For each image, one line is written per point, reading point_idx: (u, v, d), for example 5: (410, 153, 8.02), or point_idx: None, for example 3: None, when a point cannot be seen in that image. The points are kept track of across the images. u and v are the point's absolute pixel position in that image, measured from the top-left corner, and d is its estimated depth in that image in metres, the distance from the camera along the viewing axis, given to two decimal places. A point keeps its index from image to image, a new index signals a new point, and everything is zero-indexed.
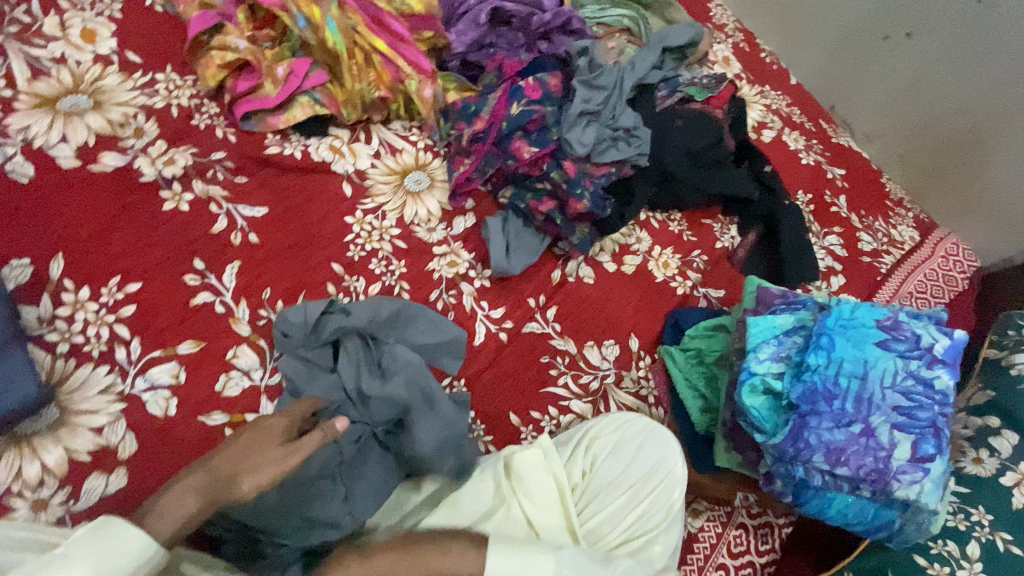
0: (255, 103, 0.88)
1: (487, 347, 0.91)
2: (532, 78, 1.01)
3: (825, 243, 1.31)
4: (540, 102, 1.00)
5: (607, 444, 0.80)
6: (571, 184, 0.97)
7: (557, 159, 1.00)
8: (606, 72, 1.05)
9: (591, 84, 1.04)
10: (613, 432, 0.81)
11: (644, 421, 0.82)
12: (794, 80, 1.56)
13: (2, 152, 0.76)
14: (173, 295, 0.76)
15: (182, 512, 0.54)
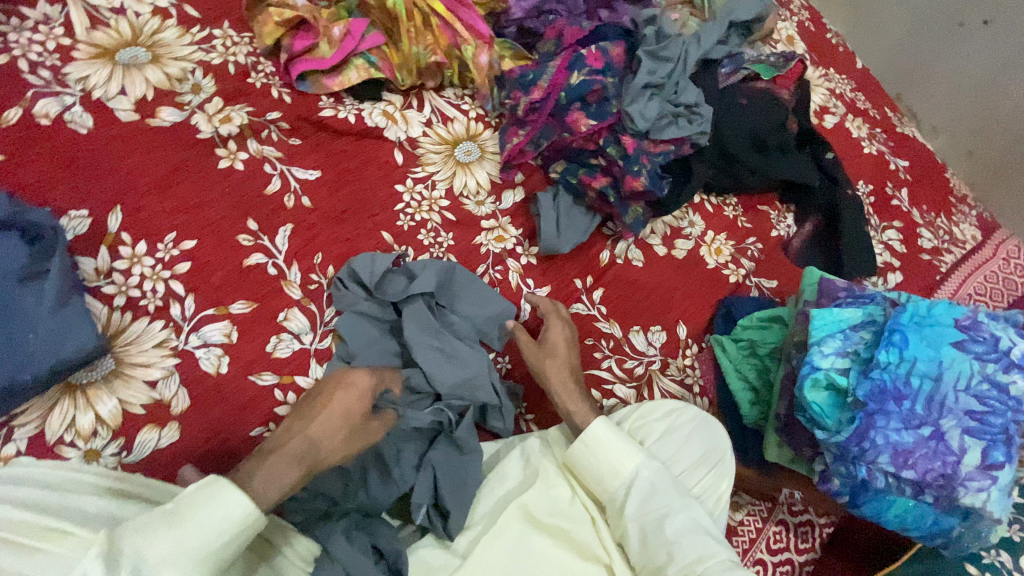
0: (312, 63, 0.87)
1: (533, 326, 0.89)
2: (594, 47, 0.97)
3: (883, 237, 1.24)
4: (602, 72, 0.96)
5: (654, 430, 0.78)
6: (628, 161, 0.94)
7: (615, 134, 0.96)
8: (673, 44, 1.00)
9: (655, 55, 0.99)
10: (661, 420, 0.78)
11: (694, 412, 0.79)
12: (859, 64, 1.48)
13: (62, 102, 0.75)
14: (227, 255, 0.76)
15: (285, 481, 0.56)
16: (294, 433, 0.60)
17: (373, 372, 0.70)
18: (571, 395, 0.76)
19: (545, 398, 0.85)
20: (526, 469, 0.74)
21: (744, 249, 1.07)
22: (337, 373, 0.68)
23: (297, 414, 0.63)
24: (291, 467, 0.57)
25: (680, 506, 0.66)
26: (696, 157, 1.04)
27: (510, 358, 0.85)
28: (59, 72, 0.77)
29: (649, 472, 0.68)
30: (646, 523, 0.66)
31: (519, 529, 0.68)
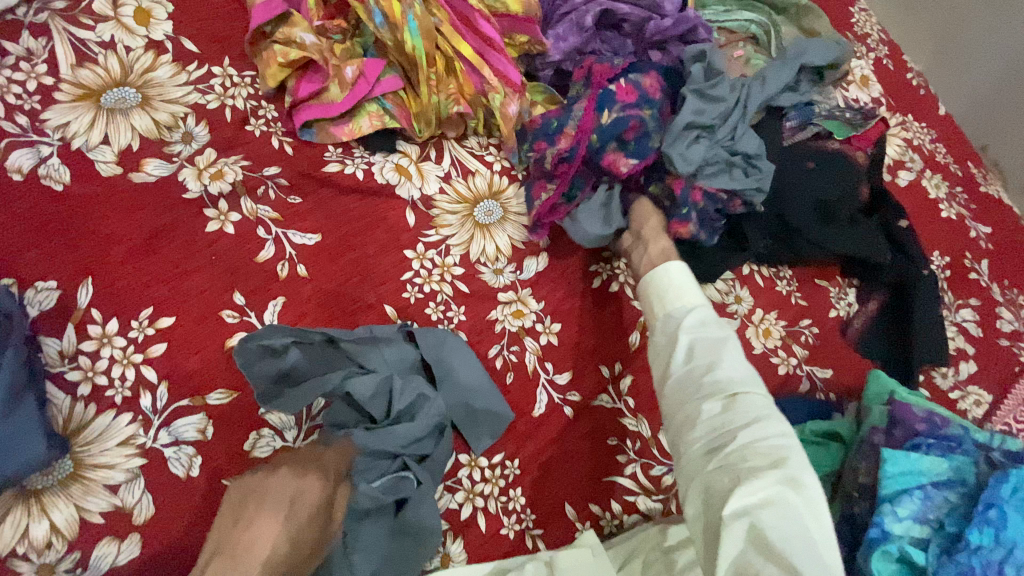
0: (317, 110, 0.77)
1: (549, 421, 0.78)
2: (626, 81, 0.84)
3: (957, 318, 1.09)
4: (637, 106, 0.83)
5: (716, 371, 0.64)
6: (675, 206, 0.83)
7: (658, 173, 0.86)
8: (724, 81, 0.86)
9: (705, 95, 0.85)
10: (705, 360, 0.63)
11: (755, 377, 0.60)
12: (941, 109, 1.30)
13: (37, 152, 0.67)
14: (209, 335, 0.67)
15: None
16: None
17: (324, 475, 0.57)
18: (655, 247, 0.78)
19: (557, 510, 0.74)
20: None
21: (796, 333, 0.94)
22: (260, 477, 0.55)
23: (224, 555, 0.46)
24: None
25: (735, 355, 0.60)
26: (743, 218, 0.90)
27: (519, 462, 0.75)
28: (36, 117, 0.69)
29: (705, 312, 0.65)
30: (698, 343, 0.62)
31: None
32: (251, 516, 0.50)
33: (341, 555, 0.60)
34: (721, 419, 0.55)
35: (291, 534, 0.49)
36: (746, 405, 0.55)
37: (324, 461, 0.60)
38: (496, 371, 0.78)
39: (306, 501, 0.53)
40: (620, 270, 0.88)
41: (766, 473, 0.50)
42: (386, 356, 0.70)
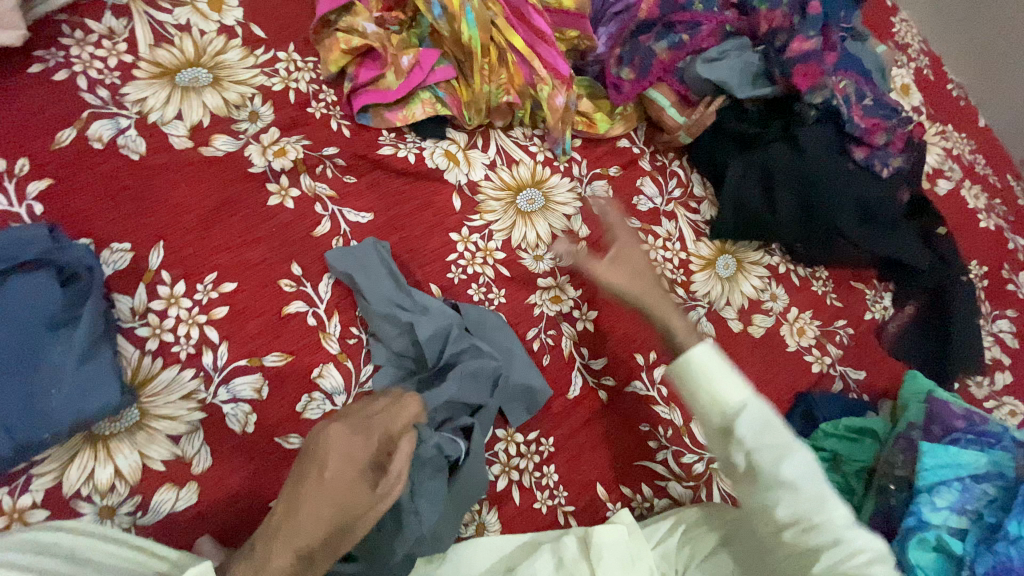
0: (375, 96, 0.80)
1: (583, 404, 0.80)
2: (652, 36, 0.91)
3: (994, 328, 1.08)
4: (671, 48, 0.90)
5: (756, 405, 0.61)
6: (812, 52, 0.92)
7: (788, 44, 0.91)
8: (730, 53, 0.91)
9: (711, 59, 0.90)
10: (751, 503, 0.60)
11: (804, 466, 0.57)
12: (982, 121, 1.30)
13: (117, 123, 0.72)
14: (267, 301, 0.71)
15: None
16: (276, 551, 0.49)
17: (373, 436, 0.53)
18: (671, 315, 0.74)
19: (589, 490, 0.76)
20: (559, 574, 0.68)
21: (831, 333, 0.94)
22: (318, 428, 0.54)
23: (281, 509, 0.51)
24: None
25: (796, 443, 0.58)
26: (782, 175, 0.91)
27: (554, 441, 0.77)
28: (116, 91, 0.73)
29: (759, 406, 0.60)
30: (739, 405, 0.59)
31: None
32: (301, 476, 0.51)
33: (408, 501, 0.62)
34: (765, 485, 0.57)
35: (333, 506, 0.50)
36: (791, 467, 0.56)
37: (378, 417, 0.55)
38: (534, 352, 0.80)
39: (351, 475, 0.51)
40: (657, 263, 0.90)
41: (819, 532, 0.54)
42: (433, 309, 0.74)
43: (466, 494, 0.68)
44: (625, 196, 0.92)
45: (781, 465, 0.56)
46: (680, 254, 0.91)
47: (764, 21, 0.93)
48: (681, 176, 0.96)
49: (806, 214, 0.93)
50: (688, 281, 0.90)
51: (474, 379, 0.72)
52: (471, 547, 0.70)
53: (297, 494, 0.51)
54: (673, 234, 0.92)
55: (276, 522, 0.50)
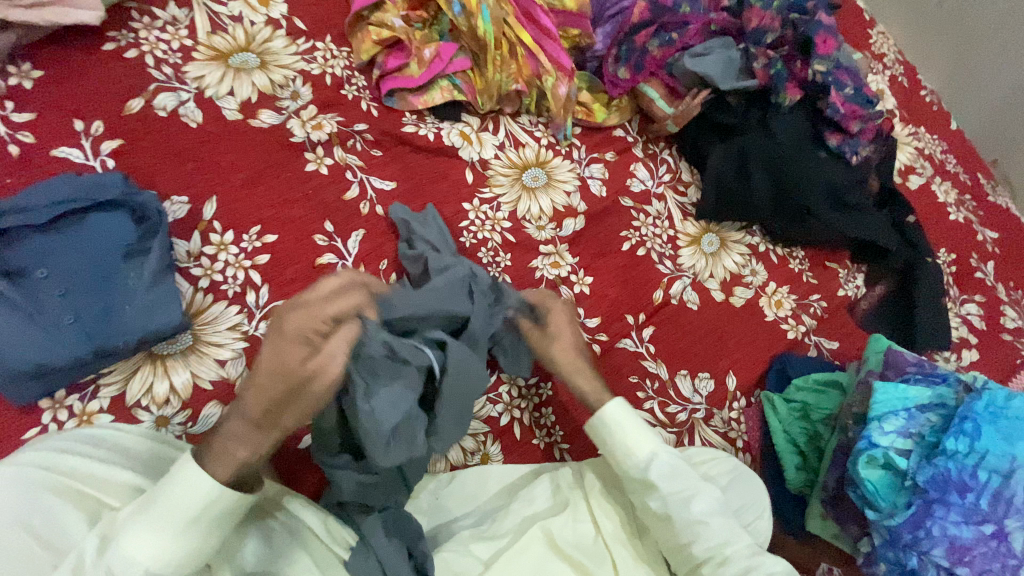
0: (400, 82, 0.92)
1: None
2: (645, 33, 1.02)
3: (961, 310, 1.17)
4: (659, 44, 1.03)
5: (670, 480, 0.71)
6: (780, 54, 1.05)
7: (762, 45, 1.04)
8: (714, 50, 1.03)
9: (697, 55, 1.02)
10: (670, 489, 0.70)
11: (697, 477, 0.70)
12: (954, 126, 1.41)
13: (178, 97, 0.83)
14: (303, 252, 0.81)
15: (237, 456, 0.56)
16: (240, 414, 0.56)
17: (318, 318, 0.54)
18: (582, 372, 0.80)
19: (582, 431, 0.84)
20: (555, 496, 0.74)
21: (807, 305, 1.03)
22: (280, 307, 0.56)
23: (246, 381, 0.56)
24: (241, 446, 0.56)
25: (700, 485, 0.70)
26: (757, 159, 1.02)
27: (552, 386, 0.85)
28: (178, 69, 0.85)
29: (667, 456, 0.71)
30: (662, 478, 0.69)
31: (540, 553, 0.69)
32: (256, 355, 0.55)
33: (362, 402, 0.58)
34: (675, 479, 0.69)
35: (278, 381, 0.53)
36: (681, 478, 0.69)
37: (322, 304, 0.56)
38: None
39: (287, 356, 0.53)
40: (647, 237, 0.99)
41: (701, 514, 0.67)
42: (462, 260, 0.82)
43: (464, 396, 0.66)
44: (619, 177, 1.02)
45: (691, 503, 0.68)
46: (669, 231, 1.01)
47: (746, 25, 1.05)
48: (670, 163, 1.07)
49: (782, 195, 1.02)
50: (676, 254, 1.00)
51: (490, 308, 0.72)
52: (476, 474, 0.77)
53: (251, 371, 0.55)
54: (663, 213, 1.02)
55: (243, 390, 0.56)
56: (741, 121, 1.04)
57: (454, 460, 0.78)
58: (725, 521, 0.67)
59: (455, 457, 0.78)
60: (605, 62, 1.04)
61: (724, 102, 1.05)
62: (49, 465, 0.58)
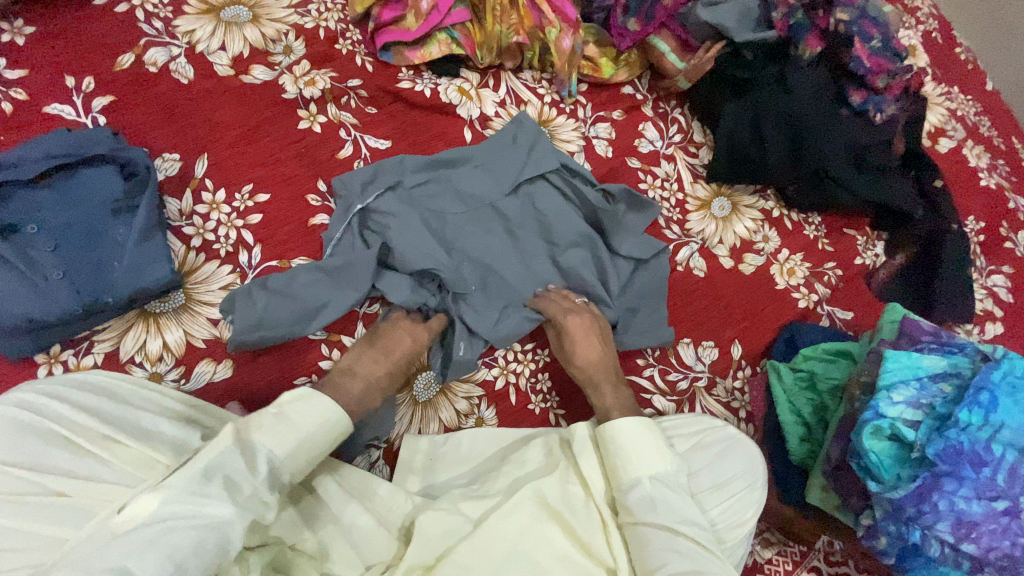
0: (396, 35, 0.88)
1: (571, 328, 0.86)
2: None
3: (987, 282, 1.10)
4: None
5: (641, 498, 0.64)
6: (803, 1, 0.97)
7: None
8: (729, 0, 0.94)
9: (712, 3, 0.94)
10: (643, 495, 0.64)
11: (662, 489, 0.64)
12: (991, 86, 1.31)
13: (169, 51, 0.81)
14: (297, 212, 0.79)
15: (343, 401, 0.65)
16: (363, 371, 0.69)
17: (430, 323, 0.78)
18: (598, 390, 0.76)
19: (578, 397, 0.83)
20: (548, 458, 0.73)
21: (821, 274, 0.99)
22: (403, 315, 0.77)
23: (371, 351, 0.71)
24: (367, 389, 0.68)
25: (673, 516, 0.62)
26: (771, 116, 0.96)
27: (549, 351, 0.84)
28: (169, 23, 0.83)
29: (651, 482, 0.65)
30: (641, 488, 0.65)
31: (531, 513, 0.66)
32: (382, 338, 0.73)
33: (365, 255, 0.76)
34: (636, 494, 0.64)
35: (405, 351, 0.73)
36: (641, 491, 0.64)
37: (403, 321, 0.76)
38: None
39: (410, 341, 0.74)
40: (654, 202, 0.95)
41: (650, 526, 0.62)
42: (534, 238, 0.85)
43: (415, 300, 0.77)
44: (626, 137, 0.98)
45: (648, 508, 0.63)
46: (678, 194, 0.97)
47: None
48: (681, 122, 1.02)
49: (797, 156, 0.97)
50: (684, 219, 0.96)
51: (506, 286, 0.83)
52: (470, 436, 0.77)
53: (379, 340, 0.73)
54: (672, 175, 0.98)
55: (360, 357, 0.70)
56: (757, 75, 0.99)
57: (449, 423, 0.78)
58: (692, 541, 0.61)
59: (449, 419, 0.78)
60: (614, 13, 0.97)
61: (741, 56, 0.98)
62: (29, 408, 0.55)
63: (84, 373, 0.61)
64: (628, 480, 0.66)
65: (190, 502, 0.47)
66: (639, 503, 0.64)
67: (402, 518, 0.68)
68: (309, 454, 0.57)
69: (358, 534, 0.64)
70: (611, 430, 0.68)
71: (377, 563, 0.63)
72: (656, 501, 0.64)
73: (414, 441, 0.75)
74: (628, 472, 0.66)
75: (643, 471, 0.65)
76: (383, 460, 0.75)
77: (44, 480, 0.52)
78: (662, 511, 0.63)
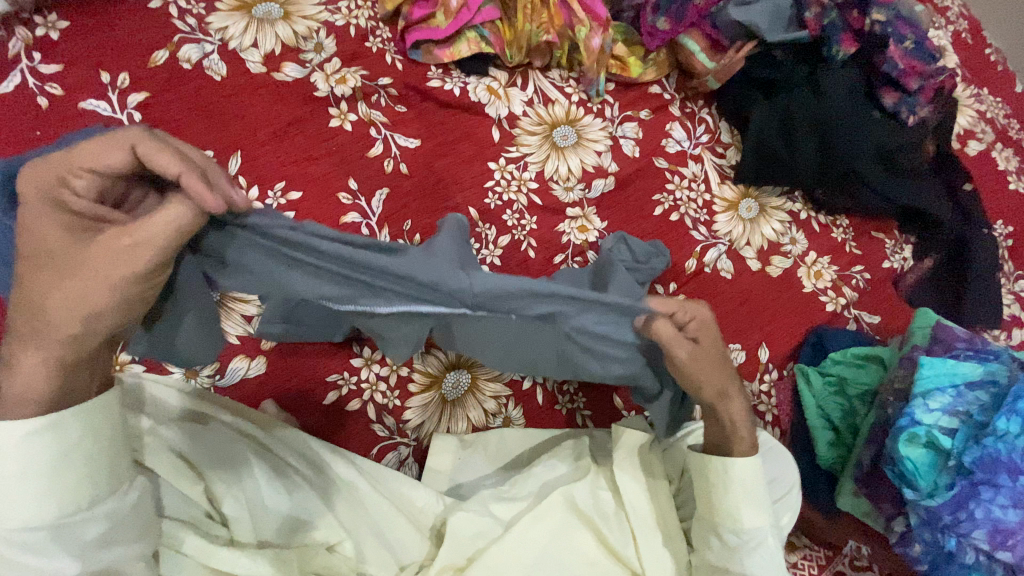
0: (426, 32, 0.88)
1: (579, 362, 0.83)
2: None
3: (1015, 287, 1.09)
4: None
5: (760, 558, 0.62)
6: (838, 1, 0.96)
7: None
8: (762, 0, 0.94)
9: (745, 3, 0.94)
10: (756, 553, 0.62)
11: (773, 544, 0.63)
12: (1021, 87, 1.29)
13: (202, 48, 0.82)
14: (328, 211, 0.79)
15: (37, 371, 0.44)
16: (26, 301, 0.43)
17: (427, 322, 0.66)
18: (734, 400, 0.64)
19: (605, 400, 0.83)
20: (577, 464, 0.73)
21: (848, 277, 0.98)
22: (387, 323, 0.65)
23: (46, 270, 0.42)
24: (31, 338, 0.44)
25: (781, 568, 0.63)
26: (801, 117, 0.95)
27: None
28: (202, 20, 0.83)
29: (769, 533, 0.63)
30: (759, 544, 0.62)
31: (561, 519, 0.67)
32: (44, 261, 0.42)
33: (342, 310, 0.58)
34: (750, 548, 0.62)
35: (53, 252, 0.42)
36: (756, 544, 0.62)
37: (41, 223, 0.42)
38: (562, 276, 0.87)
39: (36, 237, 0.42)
40: (682, 202, 0.94)
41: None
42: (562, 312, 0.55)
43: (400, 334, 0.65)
44: (654, 137, 0.97)
45: (760, 562, 0.62)
46: (705, 195, 0.96)
47: None
48: (709, 123, 1.01)
49: (826, 159, 0.96)
50: (711, 221, 0.95)
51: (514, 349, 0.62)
52: (499, 436, 0.77)
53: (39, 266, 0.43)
54: (699, 176, 0.97)
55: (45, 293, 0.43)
56: (787, 76, 0.98)
57: (477, 422, 0.78)
58: None
59: (477, 418, 0.79)
60: (644, 13, 0.98)
61: (770, 56, 0.99)
62: None
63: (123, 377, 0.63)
64: (733, 527, 0.62)
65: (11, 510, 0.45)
66: (756, 560, 0.62)
67: (433, 518, 0.68)
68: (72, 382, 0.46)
69: (392, 534, 0.65)
70: (725, 473, 0.63)
71: (410, 563, 0.65)
72: (770, 556, 0.62)
73: (443, 440, 0.76)
74: (746, 526, 0.62)
75: (761, 524, 0.63)
76: (412, 458, 0.76)
77: None
78: (778, 564, 0.62)
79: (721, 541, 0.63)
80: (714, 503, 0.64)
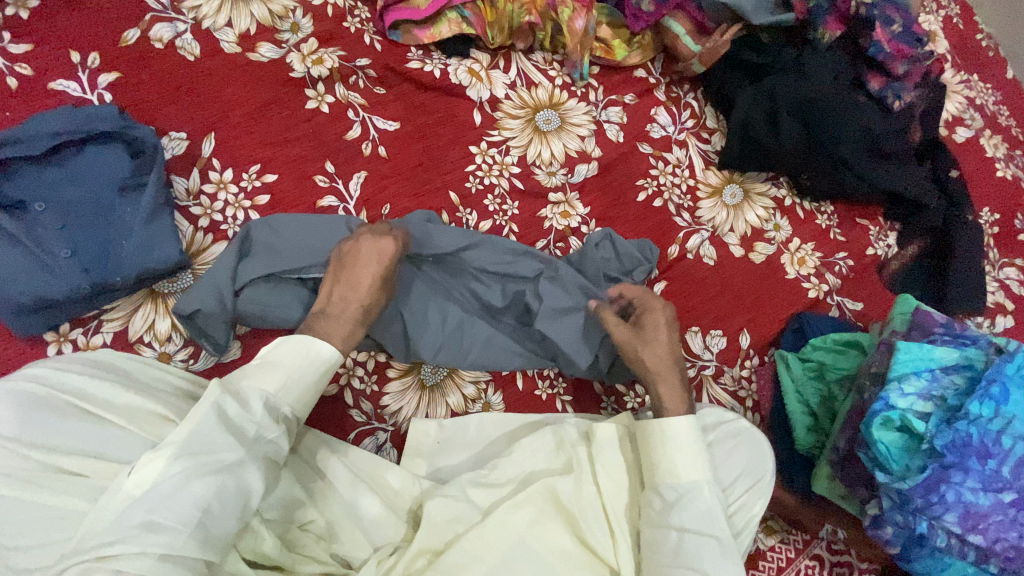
0: (405, 13, 0.86)
1: None
2: None
3: (999, 275, 1.09)
4: None
5: (692, 511, 0.64)
6: None
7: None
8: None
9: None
10: (693, 509, 0.64)
11: (710, 501, 0.65)
12: (1011, 74, 1.28)
13: (175, 27, 0.80)
14: (304, 193, 0.78)
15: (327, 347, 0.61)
16: (350, 304, 0.63)
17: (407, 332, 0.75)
18: (669, 382, 0.71)
19: (584, 384, 0.83)
20: (559, 454, 0.72)
21: (831, 264, 0.98)
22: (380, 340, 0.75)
23: (347, 283, 0.65)
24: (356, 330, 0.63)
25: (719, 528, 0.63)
26: (786, 101, 0.94)
27: None
28: None
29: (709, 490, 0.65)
30: (693, 500, 0.64)
31: (539, 508, 0.66)
32: (358, 277, 0.65)
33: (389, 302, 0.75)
34: (686, 506, 0.64)
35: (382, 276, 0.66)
36: (688, 502, 0.64)
37: (366, 255, 0.66)
38: None
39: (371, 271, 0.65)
40: (665, 187, 0.94)
41: (694, 540, 0.62)
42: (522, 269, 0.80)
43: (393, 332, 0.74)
44: (638, 122, 0.96)
45: (692, 520, 0.63)
46: (689, 181, 0.95)
47: None
48: (695, 107, 1.00)
49: (812, 143, 0.95)
50: (695, 207, 0.94)
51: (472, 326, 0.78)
52: (478, 420, 0.77)
53: (354, 280, 0.65)
54: (683, 161, 0.96)
55: (334, 302, 0.63)
56: (773, 59, 0.97)
57: (455, 408, 0.78)
58: (730, 553, 0.62)
59: (456, 403, 0.78)
60: None
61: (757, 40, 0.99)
62: (43, 383, 0.55)
63: (92, 352, 0.61)
64: (668, 482, 0.66)
65: (203, 454, 0.48)
66: (692, 511, 0.64)
67: (410, 501, 0.68)
68: (301, 389, 0.57)
69: (367, 519, 0.64)
70: (660, 425, 0.67)
71: (385, 544, 0.64)
72: (703, 512, 0.64)
73: (422, 424, 0.75)
74: (679, 479, 0.65)
75: (698, 476, 0.66)
76: (390, 444, 0.75)
77: (46, 457, 0.50)
78: (716, 520, 0.64)
79: (653, 500, 0.66)
80: (655, 461, 0.67)
